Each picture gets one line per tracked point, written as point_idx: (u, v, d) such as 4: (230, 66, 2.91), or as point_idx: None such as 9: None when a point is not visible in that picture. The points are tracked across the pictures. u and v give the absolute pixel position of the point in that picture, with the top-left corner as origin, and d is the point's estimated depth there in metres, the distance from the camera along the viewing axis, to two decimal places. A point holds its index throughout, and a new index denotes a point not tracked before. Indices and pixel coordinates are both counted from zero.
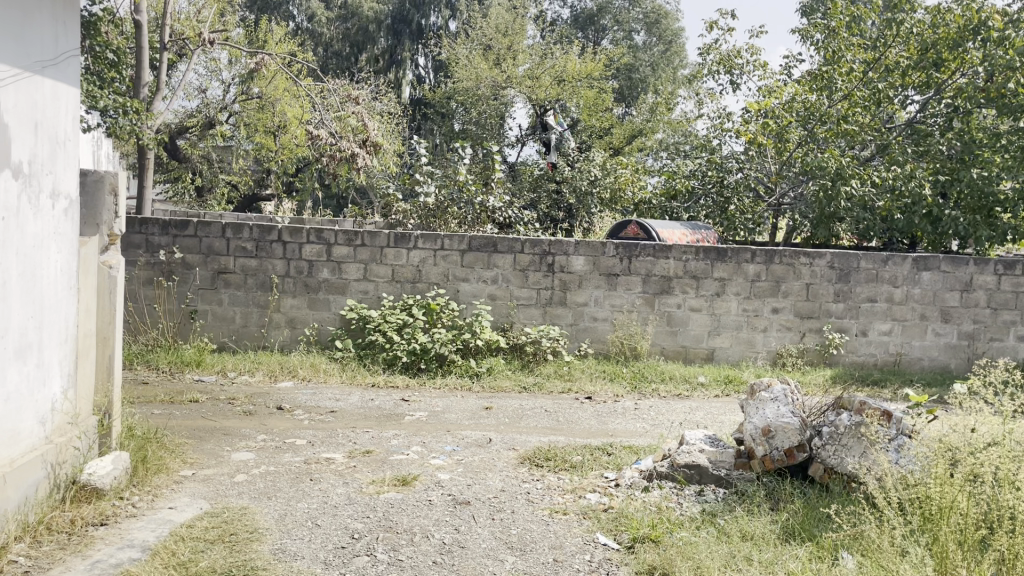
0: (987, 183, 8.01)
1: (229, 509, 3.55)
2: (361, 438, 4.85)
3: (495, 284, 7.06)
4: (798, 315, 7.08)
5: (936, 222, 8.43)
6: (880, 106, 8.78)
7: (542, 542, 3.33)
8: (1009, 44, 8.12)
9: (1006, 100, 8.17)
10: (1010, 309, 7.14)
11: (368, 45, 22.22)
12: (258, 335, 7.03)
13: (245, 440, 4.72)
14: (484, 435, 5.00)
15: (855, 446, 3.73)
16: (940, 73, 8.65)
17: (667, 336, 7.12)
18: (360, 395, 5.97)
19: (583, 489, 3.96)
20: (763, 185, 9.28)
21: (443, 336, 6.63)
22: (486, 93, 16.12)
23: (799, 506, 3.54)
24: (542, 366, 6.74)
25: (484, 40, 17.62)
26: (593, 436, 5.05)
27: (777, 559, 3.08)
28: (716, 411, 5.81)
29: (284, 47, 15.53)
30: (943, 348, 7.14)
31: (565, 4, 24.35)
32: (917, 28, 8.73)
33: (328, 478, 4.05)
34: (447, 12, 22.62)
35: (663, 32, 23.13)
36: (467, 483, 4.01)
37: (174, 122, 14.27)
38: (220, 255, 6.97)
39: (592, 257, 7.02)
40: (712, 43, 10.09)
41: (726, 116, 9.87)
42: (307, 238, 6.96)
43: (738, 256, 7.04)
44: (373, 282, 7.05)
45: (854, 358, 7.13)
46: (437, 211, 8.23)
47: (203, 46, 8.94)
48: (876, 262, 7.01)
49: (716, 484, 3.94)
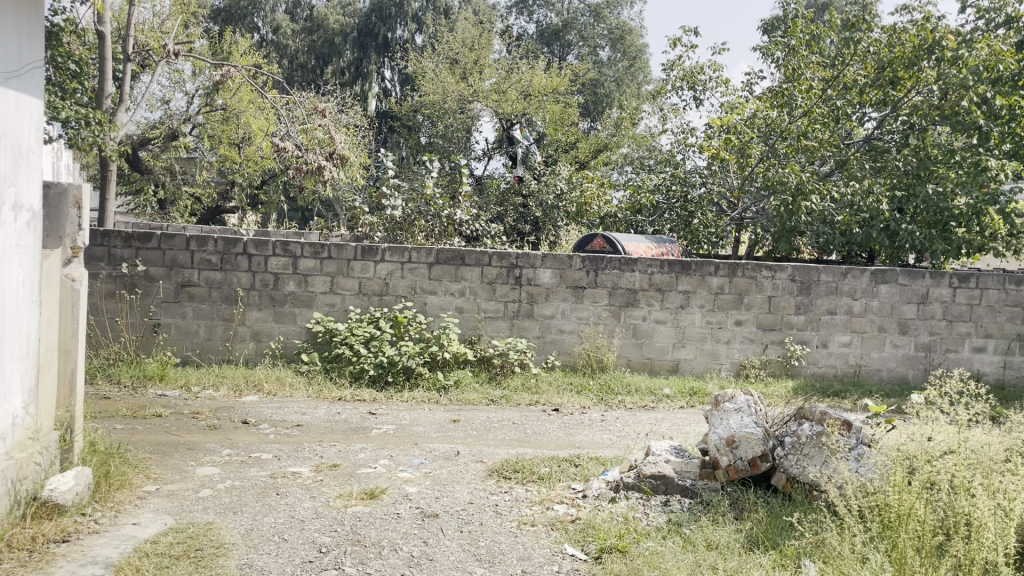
0: (943, 199, 8.20)
1: (194, 525, 3.51)
2: (328, 452, 4.82)
3: (462, 296, 7.08)
4: (760, 327, 7.19)
5: (893, 236, 8.53)
6: (839, 122, 9.03)
7: (511, 553, 3.35)
8: (962, 62, 8.32)
9: (960, 117, 8.28)
10: (965, 321, 7.25)
11: (335, 58, 22.41)
12: (222, 349, 6.96)
13: (210, 455, 4.67)
14: (452, 448, 4.99)
15: (817, 455, 3.79)
16: (896, 91, 9.05)
17: (633, 348, 7.20)
18: (326, 409, 5.94)
19: (550, 500, 3.99)
20: (726, 200, 9.42)
21: (410, 348, 6.62)
22: (453, 107, 16.10)
23: (763, 516, 3.61)
24: (509, 379, 6.78)
25: (450, 54, 17.89)
26: (560, 448, 5.10)
27: (741, 568, 3.12)
28: (681, 422, 5.88)
29: (250, 58, 15.56)
30: (901, 359, 7.25)
31: (530, 19, 24.68)
32: (873, 46, 9.04)
33: (295, 492, 4.02)
34: (414, 25, 22.75)
35: (627, 48, 23.54)
36: (436, 496, 4.01)
37: (136, 133, 14.16)
38: (184, 268, 6.90)
39: (559, 270, 7.08)
40: (676, 59, 10.24)
41: (690, 131, 9.99)
42: (273, 251, 6.93)
43: (702, 269, 7.15)
44: (340, 294, 7.02)
45: (815, 369, 7.25)
46: (404, 223, 8.22)
47: (168, 58, 8.84)
48: (835, 275, 7.15)
49: (681, 494, 4.00)
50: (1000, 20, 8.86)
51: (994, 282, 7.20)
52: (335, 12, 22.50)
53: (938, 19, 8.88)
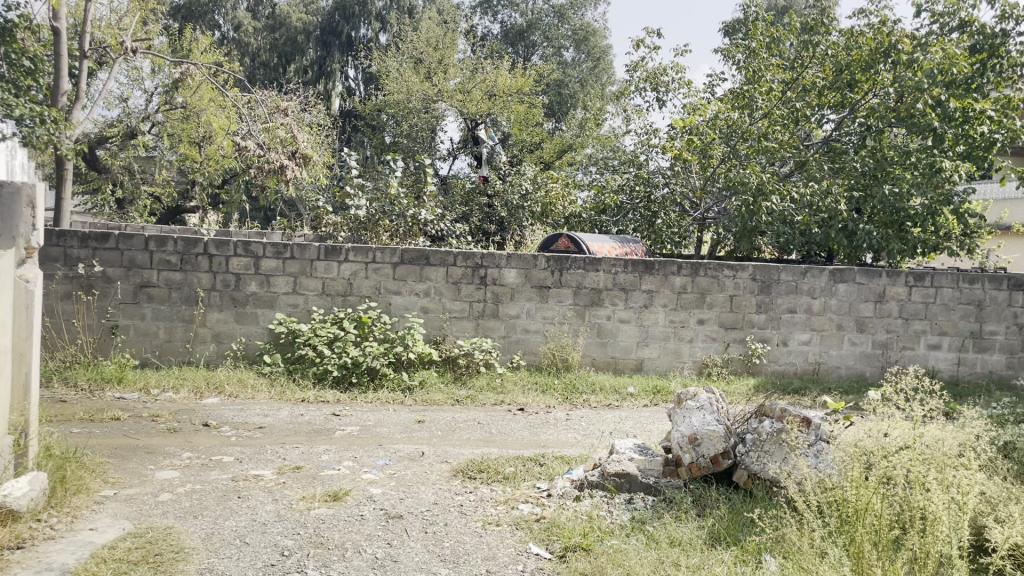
0: (899, 200, 8.41)
1: (153, 529, 3.46)
2: (291, 454, 4.78)
3: (427, 296, 7.06)
4: (722, 325, 7.28)
5: (851, 236, 8.61)
6: (798, 124, 9.17)
7: (475, 553, 3.35)
8: (917, 65, 8.48)
9: (915, 120, 8.54)
10: (921, 319, 7.40)
11: (297, 56, 22.22)
12: (182, 351, 6.86)
13: (169, 458, 4.61)
14: (417, 449, 4.97)
15: (777, 451, 3.85)
16: (854, 93, 9.15)
17: (598, 347, 7.24)
18: (289, 411, 5.88)
19: (515, 500, 4.00)
20: (689, 200, 9.51)
21: (375, 348, 6.58)
22: (418, 106, 16.06)
23: (725, 512, 3.65)
24: (474, 379, 6.77)
25: (414, 53, 17.85)
26: (525, 447, 5.10)
27: (704, 564, 3.16)
28: (645, 420, 5.93)
29: (210, 56, 15.35)
30: (859, 357, 7.38)
31: (495, 19, 24.68)
32: (831, 50, 9.23)
33: (257, 495, 3.98)
34: (378, 24, 22.69)
35: (591, 49, 23.62)
36: (400, 498, 3.99)
37: (93, 132, 13.89)
38: (143, 268, 6.79)
39: (524, 269, 7.10)
40: (639, 61, 10.32)
41: (654, 132, 10.08)
42: (234, 251, 6.84)
43: (665, 268, 7.21)
44: (303, 294, 6.96)
45: (775, 367, 7.35)
46: (369, 223, 8.17)
47: (125, 55, 8.67)
48: (795, 274, 7.26)
49: (645, 491, 4.03)
50: (954, 24, 9.07)
51: (948, 281, 7.36)
52: (297, 10, 22.30)
53: (894, 22, 9.06)
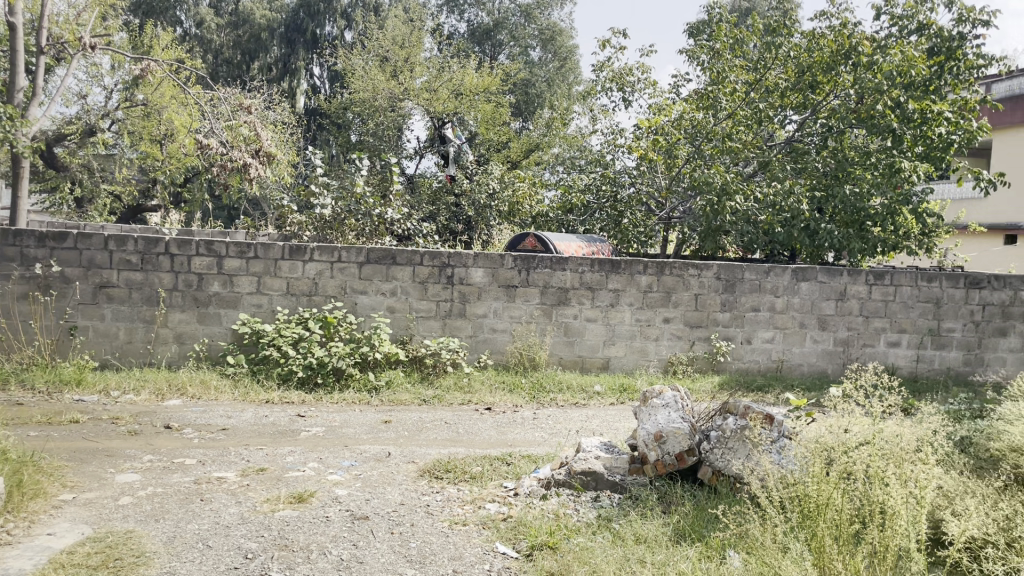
0: (860, 199, 8.53)
1: (113, 534, 3.40)
2: (254, 456, 4.72)
3: (393, 296, 7.02)
4: (688, 324, 7.35)
5: (813, 235, 8.75)
6: (761, 124, 9.30)
7: (442, 553, 3.34)
8: (876, 68, 8.67)
9: (875, 121, 8.73)
10: (881, 317, 7.53)
11: (262, 53, 21.95)
12: (143, 352, 6.75)
13: (130, 462, 4.53)
14: (383, 450, 4.95)
15: (740, 448, 3.90)
16: (815, 94, 9.27)
17: (565, 346, 7.26)
18: (252, 412, 5.81)
19: (482, 499, 3.99)
20: (654, 200, 9.60)
21: (340, 349, 6.52)
22: (384, 104, 15.98)
23: (690, 509, 3.69)
24: (441, 379, 6.75)
25: (380, 51, 17.76)
26: (492, 447, 5.10)
27: (669, 560, 3.19)
28: (612, 419, 5.96)
29: (172, 52, 15.11)
30: (820, 354, 7.49)
31: (462, 18, 24.63)
32: (793, 51, 9.25)
33: (220, 498, 3.93)
34: (344, 22, 22.59)
35: (558, 49, 23.65)
36: (366, 499, 3.97)
37: (51, 128, 13.60)
38: (103, 268, 6.66)
39: (491, 269, 7.09)
40: (606, 61, 10.39)
41: (620, 132, 10.14)
42: (196, 250, 6.75)
43: (631, 267, 7.26)
44: (267, 294, 6.89)
45: (739, 365, 7.43)
46: (334, 222, 8.13)
47: (84, 51, 8.50)
48: (759, 273, 7.35)
49: (611, 489, 4.05)
50: (912, 26, 9.22)
51: (907, 280, 7.49)
52: (261, 7, 22.02)
53: (855, 24, 9.18)
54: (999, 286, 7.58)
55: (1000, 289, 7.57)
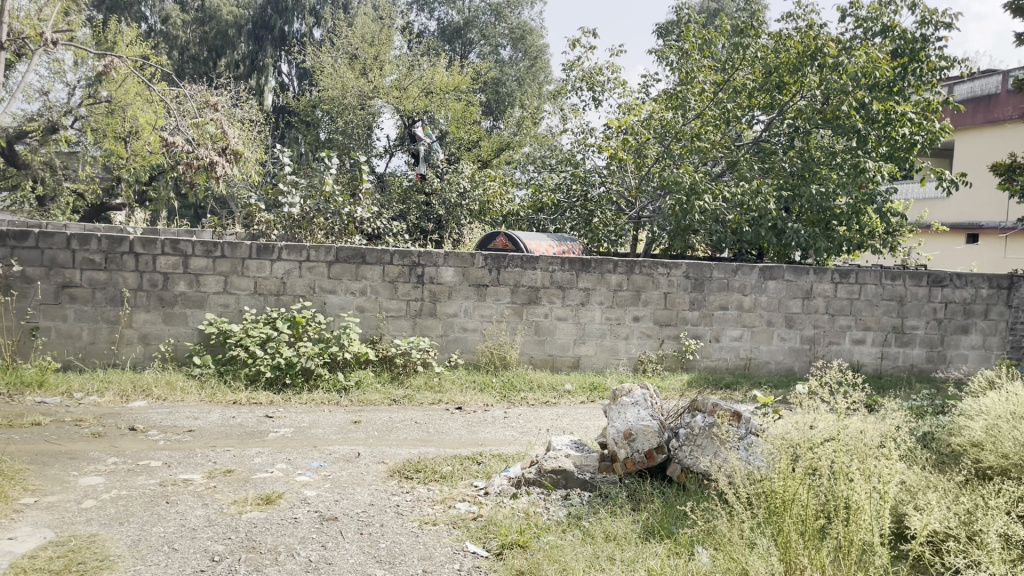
0: (826, 199, 8.68)
1: (77, 537, 3.34)
2: (222, 457, 4.67)
3: (363, 295, 6.98)
4: (657, 322, 7.39)
5: (780, 235, 8.78)
6: (729, 124, 9.32)
7: (411, 553, 3.32)
8: (842, 69, 8.83)
9: (840, 121, 8.81)
10: (846, 314, 7.63)
11: (229, 50, 21.68)
12: (107, 353, 6.64)
13: (93, 464, 4.45)
14: (353, 450, 4.93)
15: (708, 445, 3.93)
16: (782, 95, 9.27)
17: (535, 345, 7.27)
18: (220, 413, 5.74)
19: (452, 499, 3.98)
20: (624, 199, 9.61)
21: (309, 348, 6.46)
22: (353, 103, 15.87)
23: (659, 506, 3.71)
24: (411, 378, 6.72)
25: (349, 49, 17.66)
26: (463, 446, 5.09)
27: (638, 557, 3.21)
28: (582, 417, 5.98)
29: (137, 49, 14.89)
30: (787, 352, 7.58)
31: (431, 16, 24.54)
32: (760, 52, 9.34)
33: (186, 500, 3.88)
34: (312, 19, 22.69)
35: (528, 48, 23.67)
36: (335, 499, 3.94)
37: (12, 125, 13.34)
38: (65, 268, 6.55)
39: (462, 268, 7.08)
40: (576, 60, 10.40)
41: (590, 131, 10.17)
42: (161, 250, 6.65)
43: (602, 266, 7.28)
44: (235, 294, 6.81)
45: (708, 363, 7.50)
46: (302, 221, 8.02)
47: (46, 46, 8.34)
48: (727, 272, 7.42)
49: (581, 487, 4.07)
50: (876, 29, 9.34)
51: (872, 278, 7.59)
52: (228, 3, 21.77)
53: (820, 26, 9.29)
54: (960, 284, 7.72)
55: (961, 287, 7.71)
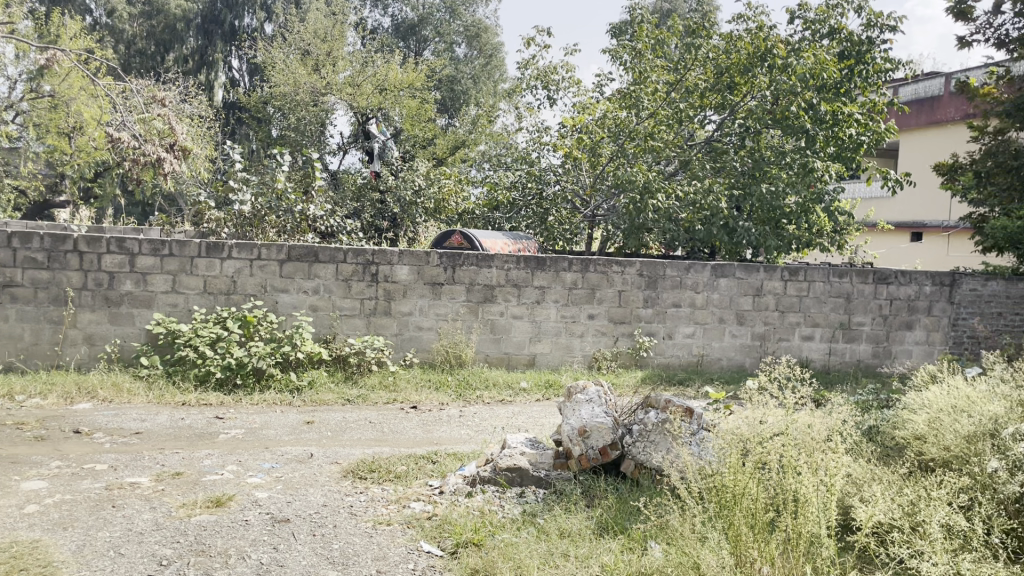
0: (776, 198, 8.81)
1: (18, 544, 3.23)
2: (170, 460, 4.58)
3: (316, 294, 6.91)
4: (611, 320, 7.45)
5: (731, 233, 8.92)
6: (682, 124, 9.39)
7: (364, 554, 3.30)
8: (791, 70, 9.00)
9: (790, 122, 9.00)
10: (795, 311, 7.77)
11: (177, 44, 21.25)
12: (50, 354, 6.46)
13: (36, 468, 4.33)
14: (306, 450, 4.87)
15: (661, 441, 3.98)
16: (733, 95, 9.44)
17: (491, 343, 7.27)
18: (168, 415, 5.62)
19: (406, 499, 3.96)
20: (580, 198, 9.64)
21: (261, 348, 6.35)
22: (305, 99, 15.81)
23: (612, 502, 3.74)
24: (365, 377, 6.67)
25: (302, 45, 17.45)
26: (418, 445, 5.06)
27: (592, 554, 3.23)
28: (537, 415, 5.99)
29: (81, 42, 14.51)
30: (739, 348, 7.70)
31: (386, 12, 24.35)
32: (711, 53, 9.49)
33: (133, 504, 3.79)
34: (263, 14, 22.50)
35: (482, 46, 23.62)
36: (287, 501, 3.89)
37: None
38: (5, 267, 6.35)
39: (416, 266, 7.05)
40: (531, 58, 10.42)
41: (544, 130, 10.19)
42: (107, 248, 6.49)
43: (557, 264, 7.30)
44: (184, 293, 6.69)
45: (661, 359, 7.58)
46: (253, 219, 7.89)
47: None
48: (679, 270, 7.51)
49: (536, 485, 4.08)
50: (824, 31, 9.52)
51: (820, 275, 7.75)
52: None
53: (770, 28, 9.47)
54: (905, 281, 7.90)
55: (906, 284, 7.90)
